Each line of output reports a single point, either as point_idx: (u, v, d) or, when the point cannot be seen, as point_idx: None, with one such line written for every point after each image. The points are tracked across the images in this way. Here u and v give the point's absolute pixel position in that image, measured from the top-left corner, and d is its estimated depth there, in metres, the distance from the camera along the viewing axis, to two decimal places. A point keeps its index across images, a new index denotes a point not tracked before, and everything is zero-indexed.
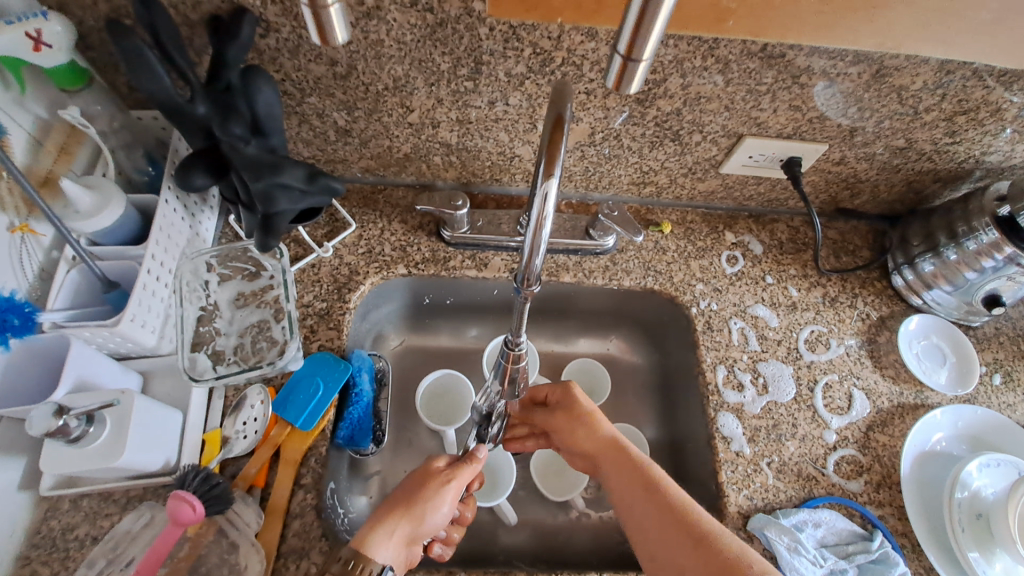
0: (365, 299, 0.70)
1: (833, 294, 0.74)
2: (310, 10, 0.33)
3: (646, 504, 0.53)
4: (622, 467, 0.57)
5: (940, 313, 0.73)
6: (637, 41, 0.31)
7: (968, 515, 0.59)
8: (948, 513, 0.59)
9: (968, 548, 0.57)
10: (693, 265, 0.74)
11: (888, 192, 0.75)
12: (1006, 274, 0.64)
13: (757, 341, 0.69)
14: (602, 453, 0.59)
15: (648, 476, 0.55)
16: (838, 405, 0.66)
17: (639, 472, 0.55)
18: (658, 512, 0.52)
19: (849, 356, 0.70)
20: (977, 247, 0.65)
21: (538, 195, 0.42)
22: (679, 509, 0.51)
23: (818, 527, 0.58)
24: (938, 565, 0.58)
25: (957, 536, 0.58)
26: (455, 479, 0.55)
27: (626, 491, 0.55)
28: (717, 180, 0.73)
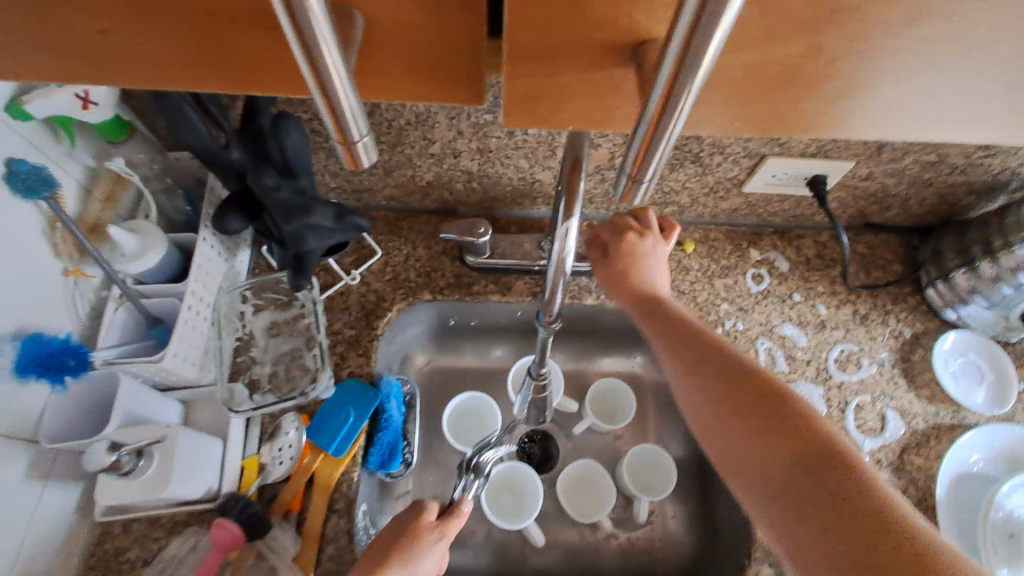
0: (393, 324, 0.72)
1: (863, 310, 0.72)
2: (340, 144, 0.32)
3: (681, 336, 0.54)
4: (662, 306, 0.58)
5: (977, 329, 0.71)
6: (644, 163, 0.32)
7: (1002, 536, 0.58)
8: (982, 534, 0.58)
9: (998, 568, 0.56)
10: (717, 285, 0.73)
11: (919, 205, 0.73)
12: None
13: (785, 361, 0.69)
14: (659, 300, 0.59)
15: (708, 329, 0.54)
16: (870, 426, 0.65)
17: (693, 322, 0.55)
18: (692, 345, 0.53)
19: (882, 375, 0.68)
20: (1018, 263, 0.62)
21: (559, 233, 0.43)
22: (711, 345, 0.52)
23: None
24: None
25: (989, 556, 0.57)
26: (445, 536, 0.55)
27: (662, 322, 0.57)
28: (740, 198, 0.73)
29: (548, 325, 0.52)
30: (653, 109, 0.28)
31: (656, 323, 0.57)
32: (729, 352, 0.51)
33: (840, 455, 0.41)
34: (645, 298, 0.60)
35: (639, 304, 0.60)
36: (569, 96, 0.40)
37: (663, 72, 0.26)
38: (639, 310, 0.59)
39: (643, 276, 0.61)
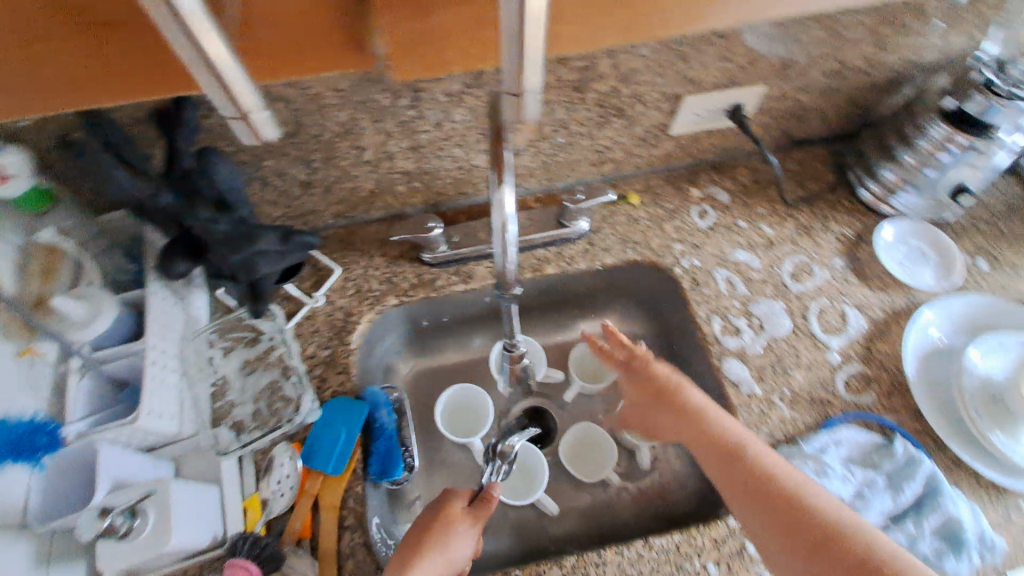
0: (367, 336, 0.72)
1: (803, 224, 0.77)
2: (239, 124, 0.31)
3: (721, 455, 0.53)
4: (693, 418, 0.56)
5: (911, 216, 0.76)
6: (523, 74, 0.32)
7: (983, 401, 0.61)
8: (963, 403, 0.62)
9: (988, 430, 0.60)
10: (667, 228, 0.77)
11: (834, 113, 0.77)
12: (967, 161, 0.67)
13: (744, 285, 0.72)
14: (665, 394, 0.60)
15: (744, 438, 0.53)
16: (834, 326, 0.69)
17: (695, 405, 0.57)
18: (732, 462, 0.52)
19: (835, 277, 0.72)
20: (935, 143, 0.67)
21: (494, 204, 0.44)
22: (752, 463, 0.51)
23: (840, 446, 0.60)
24: (965, 454, 0.60)
25: (976, 421, 0.61)
26: (478, 520, 0.58)
27: (702, 440, 0.55)
28: (671, 142, 0.75)
29: (510, 295, 0.54)
30: (517, 54, 0.31)
31: (663, 413, 0.60)
32: (730, 437, 0.54)
33: (838, 539, 0.45)
34: (650, 395, 0.62)
35: (647, 403, 0.62)
36: (447, 34, 0.41)
37: (510, 12, 0.28)
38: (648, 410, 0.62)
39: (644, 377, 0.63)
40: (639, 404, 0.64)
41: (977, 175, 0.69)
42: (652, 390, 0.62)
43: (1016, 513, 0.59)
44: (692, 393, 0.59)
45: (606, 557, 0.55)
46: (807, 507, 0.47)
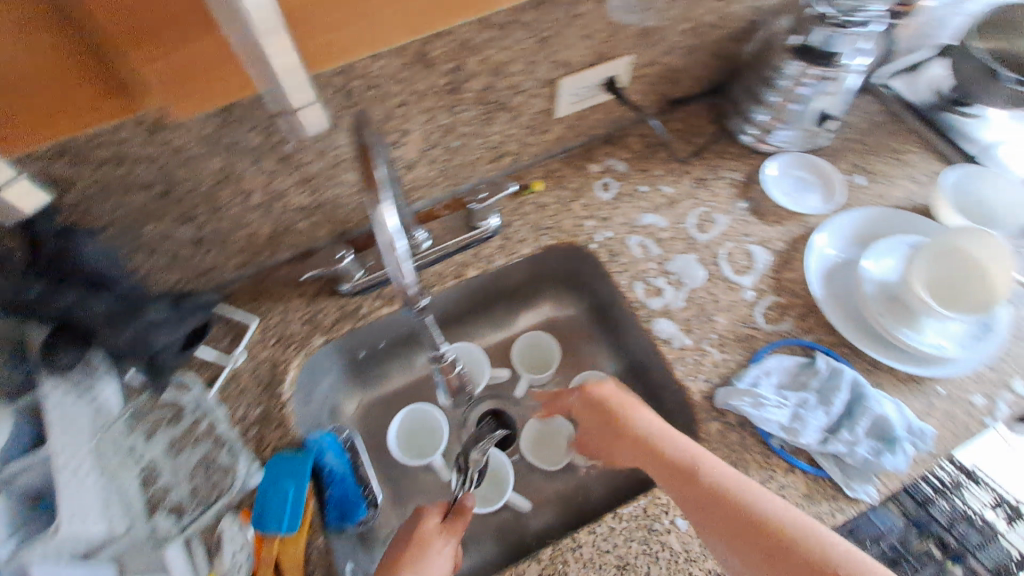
0: (300, 383, 0.69)
1: (698, 178, 0.81)
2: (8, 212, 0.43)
3: (682, 478, 0.53)
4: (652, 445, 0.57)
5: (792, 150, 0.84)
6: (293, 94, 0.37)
7: (885, 304, 0.67)
8: (869, 309, 0.67)
9: (895, 328, 0.65)
10: (576, 207, 0.78)
11: (702, 68, 0.82)
12: (823, 91, 0.75)
13: (657, 247, 0.75)
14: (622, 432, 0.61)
15: (702, 457, 0.54)
16: (743, 266, 0.74)
17: (650, 437, 0.58)
18: (694, 486, 0.52)
19: (734, 221, 0.77)
20: (790, 82, 0.75)
21: (375, 224, 0.42)
22: (712, 482, 0.52)
23: (770, 375, 0.64)
24: (880, 355, 0.65)
25: (884, 323, 0.66)
26: (451, 536, 0.58)
27: (664, 467, 0.55)
28: (560, 125, 0.78)
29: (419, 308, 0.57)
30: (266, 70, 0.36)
31: (621, 450, 0.61)
32: (691, 459, 0.54)
33: (799, 555, 0.46)
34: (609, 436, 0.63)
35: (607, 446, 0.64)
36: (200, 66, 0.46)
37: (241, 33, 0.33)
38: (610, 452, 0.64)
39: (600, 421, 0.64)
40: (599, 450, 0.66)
41: (835, 100, 0.76)
42: (610, 427, 0.63)
43: (930, 396, 0.64)
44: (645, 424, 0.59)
45: (579, 539, 0.56)
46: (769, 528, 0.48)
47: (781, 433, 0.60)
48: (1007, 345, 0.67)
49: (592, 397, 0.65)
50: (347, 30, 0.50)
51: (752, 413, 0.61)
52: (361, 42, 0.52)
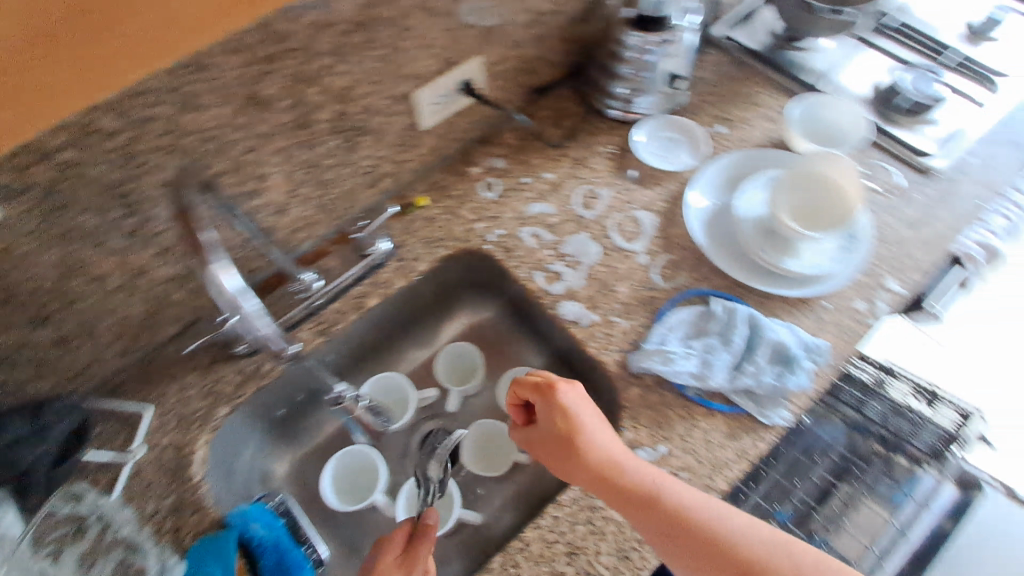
0: (215, 458, 0.66)
1: (575, 159, 0.84)
2: None
3: (643, 509, 0.52)
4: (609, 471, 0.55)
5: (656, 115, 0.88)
6: None
7: (764, 239, 0.72)
8: (752, 249, 0.71)
9: (779, 260, 0.70)
10: (464, 213, 0.78)
11: (556, 55, 0.84)
12: (667, 55, 0.79)
13: (549, 233, 0.77)
14: (577, 452, 0.57)
15: (661, 483, 0.54)
16: (632, 233, 0.76)
17: (609, 460, 0.55)
18: (656, 516, 0.52)
19: (617, 192, 0.80)
20: (635, 51, 0.79)
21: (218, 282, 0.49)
22: (674, 512, 0.52)
23: (673, 330, 0.67)
24: (773, 287, 0.70)
25: (768, 257, 0.70)
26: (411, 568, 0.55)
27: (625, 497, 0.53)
28: (429, 136, 0.78)
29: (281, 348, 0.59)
30: None
31: (573, 469, 0.57)
32: (652, 487, 0.53)
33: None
34: (560, 453, 0.58)
35: (554, 459, 0.59)
36: None
37: None
38: (556, 465, 0.58)
39: (553, 435, 0.59)
40: (546, 455, 0.60)
41: (682, 57, 0.80)
42: (563, 445, 0.58)
43: (820, 313, 0.69)
44: (602, 445, 0.56)
45: (527, 538, 0.56)
46: (729, 556, 0.49)
47: (694, 381, 0.63)
48: (873, 245, 0.73)
49: (548, 404, 0.59)
50: (10, 116, 0.42)
51: (662, 369, 0.63)
52: (37, 117, 0.43)
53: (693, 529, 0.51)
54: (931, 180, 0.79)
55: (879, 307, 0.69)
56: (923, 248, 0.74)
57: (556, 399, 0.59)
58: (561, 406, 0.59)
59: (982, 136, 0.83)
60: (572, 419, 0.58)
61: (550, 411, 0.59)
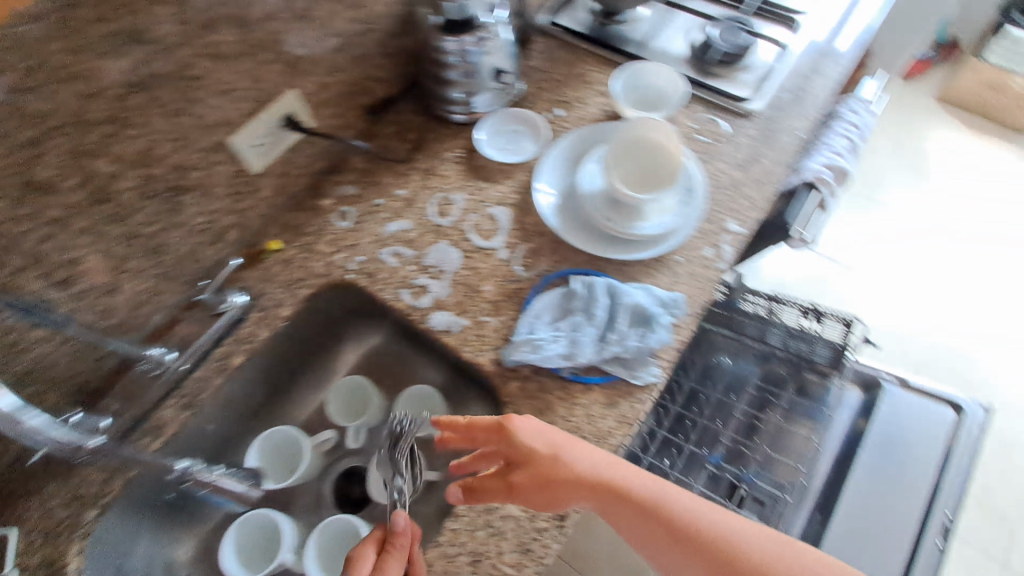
0: (95, 566, 0.61)
1: (425, 169, 0.83)
2: None
3: (645, 521, 0.54)
4: (608, 489, 0.54)
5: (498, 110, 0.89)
6: None
7: (610, 210, 0.75)
8: (602, 222, 0.74)
9: (627, 226, 0.73)
10: (322, 247, 0.77)
11: (382, 71, 0.84)
12: (489, 52, 0.81)
13: (409, 249, 0.76)
14: (573, 475, 0.55)
15: (660, 494, 0.55)
16: (490, 230, 0.77)
17: (610, 477, 0.55)
18: (658, 526, 0.54)
19: (470, 194, 0.81)
20: (459, 53, 0.79)
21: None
22: (675, 520, 0.54)
23: (539, 316, 0.68)
24: (630, 252, 0.73)
25: (617, 226, 0.73)
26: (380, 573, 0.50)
27: (628, 512, 0.54)
28: (266, 178, 0.75)
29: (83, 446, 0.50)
30: None
31: (571, 493, 0.54)
32: (652, 498, 0.55)
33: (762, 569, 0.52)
34: (556, 482, 0.55)
35: (546, 491, 0.55)
36: None
37: None
38: (548, 497, 0.55)
39: (540, 465, 0.55)
40: (533, 488, 0.55)
41: (505, 48, 0.82)
42: (556, 472, 0.55)
43: (674, 268, 0.73)
44: (597, 463, 0.56)
45: (430, 559, 0.56)
46: (740, 544, 0.53)
47: (565, 361, 0.65)
48: (709, 197, 0.77)
49: (518, 437, 0.56)
50: None
51: (532, 358, 0.64)
52: None
53: (704, 528, 0.53)
54: (753, 122, 0.85)
55: (724, 250, 0.74)
56: (755, 185, 0.79)
57: (522, 427, 0.57)
58: (542, 431, 0.57)
59: (791, 71, 0.90)
60: (557, 442, 0.56)
61: (525, 442, 0.56)
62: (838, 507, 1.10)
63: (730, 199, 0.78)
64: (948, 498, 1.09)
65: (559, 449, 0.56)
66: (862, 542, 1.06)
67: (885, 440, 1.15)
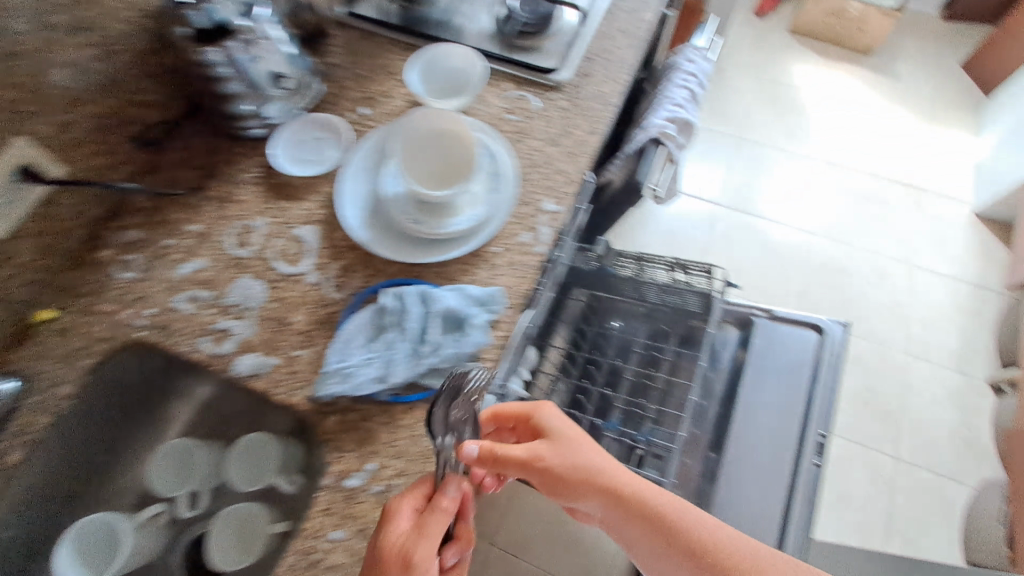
0: None
1: (220, 197, 0.76)
2: None
3: (641, 524, 0.59)
4: (603, 485, 0.60)
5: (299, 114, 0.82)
6: None
7: (419, 210, 0.70)
8: (411, 225, 0.70)
9: (438, 225, 0.69)
10: (107, 307, 0.69)
11: (146, 95, 0.76)
12: (263, 54, 0.73)
13: (208, 291, 0.69)
14: (580, 467, 0.61)
15: (662, 502, 0.60)
16: (296, 253, 0.71)
17: (604, 474, 0.61)
18: (654, 531, 0.58)
19: (272, 216, 0.74)
20: (229, 64, 0.71)
21: None
22: (672, 527, 0.58)
23: (350, 341, 0.63)
24: (444, 253, 0.69)
25: (427, 227, 0.69)
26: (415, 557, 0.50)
27: (623, 511, 0.59)
28: (17, 239, 0.67)
29: None
30: None
31: (576, 485, 0.60)
32: (655, 505, 0.59)
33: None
34: (569, 470, 0.61)
35: (563, 473, 0.60)
36: None
37: None
38: (560, 476, 0.60)
39: (560, 452, 0.62)
40: (552, 464, 0.60)
41: (281, 43, 0.75)
42: (572, 453, 0.62)
43: (493, 260, 0.69)
44: (602, 457, 0.62)
45: None
46: (732, 550, 0.57)
47: (379, 385, 0.60)
48: (519, 179, 0.73)
49: (542, 421, 0.64)
50: None
51: (342, 389, 0.60)
52: None
53: (699, 533, 0.58)
54: (564, 93, 0.82)
55: (542, 231, 0.71)
56: (570, 160, 0.77)
57: (548, 415, 0.64)
58: (564, 419, 0.64)
59: (598, 34, 0.88)
60: (568, 436, 0.63)
61: (552, 424, 0.62)
62: (725, 448, 1.15)
63: (546, 178, 0.75)
64: (820, 416, 1.14)
65: (576, 438, 0.63)
66: (748, 477, 1.11)
67: (757, 375, 1.20)
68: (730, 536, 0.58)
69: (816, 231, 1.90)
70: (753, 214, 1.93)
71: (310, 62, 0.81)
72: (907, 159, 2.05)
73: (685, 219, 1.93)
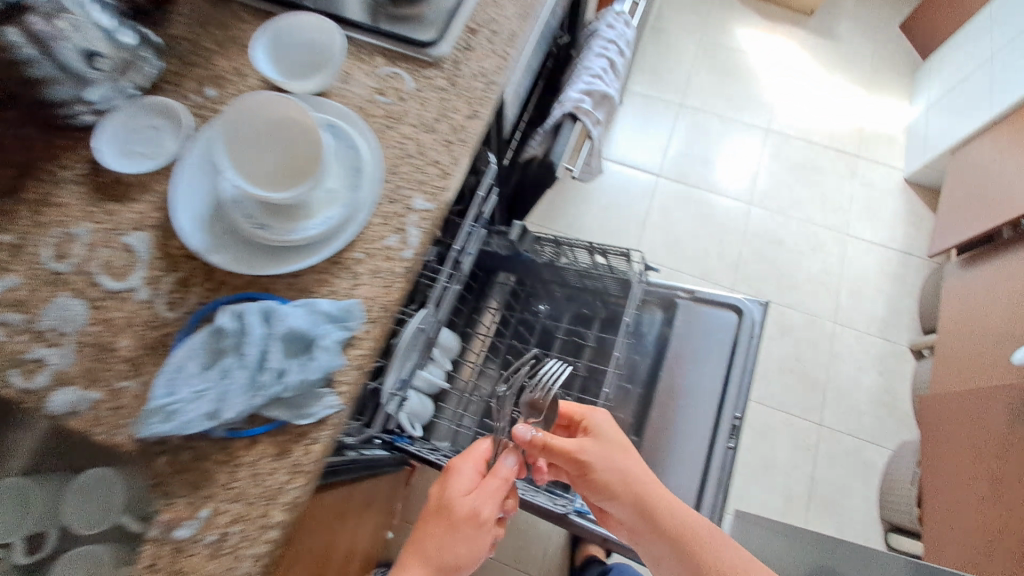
0: None
1: (35, 199, 0.63)
2: None
3: (644, 510, 0.77)
4: (631, 484, 0.79)
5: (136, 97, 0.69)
6: None
7: (269, 212, 0.60)
8: (261, 232, 0.60)
9: (292, 228, 0.60)
10: None
11: None
12: (74, 28, 0.62)
13: (15, 313, 0.59)
14: (614, 468, 0.81)
15: (675, 503, 0.78)
16: (122, 265, 0.62)
17: (635, 477, 0.80)
18: (656, 517, 0.77)
19: (97, 221, 0.63)
20: (31, 41, 0.59)
21: None
22: (664, 514, 0.77)
23: (180, 369, 0.55)
24: (301, 262, 0.60)
25: (280, 231, 0.60)
26: (454, 521, 0.71)
27: (633, 499, 0.78)
28: None
29: None
30: None
31: (613, 485, 0.79)
32: (663, 499, 0.78)
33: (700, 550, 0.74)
34: (607, 466, 0.80)
35: (608, 474, 0.80)
36: None
37: None
38: (591, 465, 0.80)
39: (603, 449, 0.82)
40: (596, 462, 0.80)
41: (91, 10, 0.64)
42: (613, 452, 0.82)
43: (354, 268, 0.62)
44: (646, 474, 0.81)
45: None
46: (693, 530, 0.75)
47: (212, 422, 0.53)
48: (379, 182, 0.65)
49: (591, 421, 0.85)
50: None
51: (164, 429, 0.52)
52: None
53: (679, 520, 0.76)
54: (443, 71, 0.73)
55: (411, 232, 0.64)
56: (447, 148, 0.69)
57: (602, 422, 0.86)
58: (613, 429, 0.85)
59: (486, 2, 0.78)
60: (621, 444, 0.84)
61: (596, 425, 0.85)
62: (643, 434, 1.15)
63: (418, 170, 0.67)
64: (735, 397, 1.11)
65: (625, 446, 0.84)
66: (667, 462, 1.10)
67: (676, 359, 1.18)
68: (721, 544, 0.75)
69: (752, 201, 1.88)
70: (691, 184, 1.89)
71: (138, 28, 0.70)
72: (843, 124, 2.04)
73: (622, 190, 1.87)
